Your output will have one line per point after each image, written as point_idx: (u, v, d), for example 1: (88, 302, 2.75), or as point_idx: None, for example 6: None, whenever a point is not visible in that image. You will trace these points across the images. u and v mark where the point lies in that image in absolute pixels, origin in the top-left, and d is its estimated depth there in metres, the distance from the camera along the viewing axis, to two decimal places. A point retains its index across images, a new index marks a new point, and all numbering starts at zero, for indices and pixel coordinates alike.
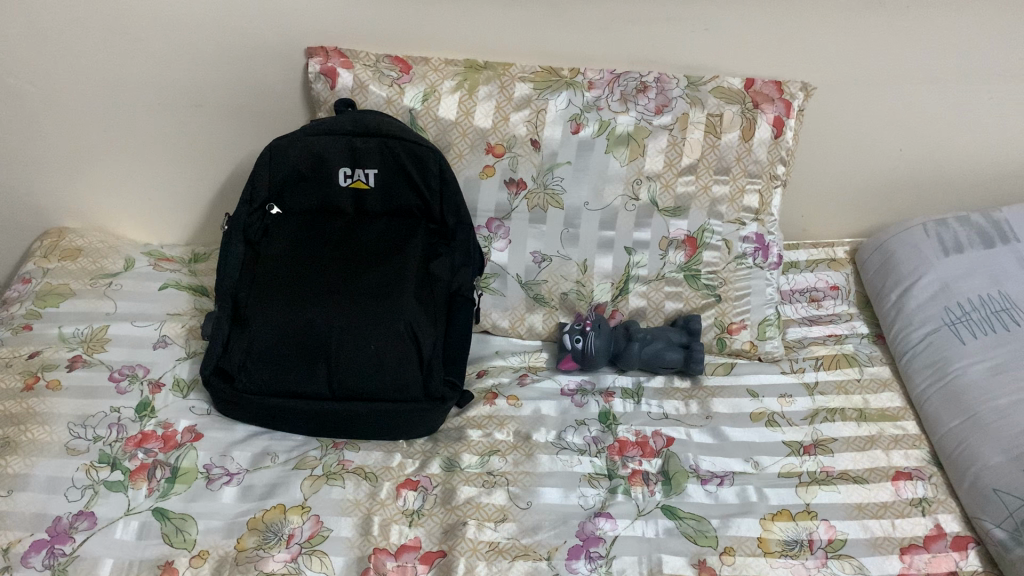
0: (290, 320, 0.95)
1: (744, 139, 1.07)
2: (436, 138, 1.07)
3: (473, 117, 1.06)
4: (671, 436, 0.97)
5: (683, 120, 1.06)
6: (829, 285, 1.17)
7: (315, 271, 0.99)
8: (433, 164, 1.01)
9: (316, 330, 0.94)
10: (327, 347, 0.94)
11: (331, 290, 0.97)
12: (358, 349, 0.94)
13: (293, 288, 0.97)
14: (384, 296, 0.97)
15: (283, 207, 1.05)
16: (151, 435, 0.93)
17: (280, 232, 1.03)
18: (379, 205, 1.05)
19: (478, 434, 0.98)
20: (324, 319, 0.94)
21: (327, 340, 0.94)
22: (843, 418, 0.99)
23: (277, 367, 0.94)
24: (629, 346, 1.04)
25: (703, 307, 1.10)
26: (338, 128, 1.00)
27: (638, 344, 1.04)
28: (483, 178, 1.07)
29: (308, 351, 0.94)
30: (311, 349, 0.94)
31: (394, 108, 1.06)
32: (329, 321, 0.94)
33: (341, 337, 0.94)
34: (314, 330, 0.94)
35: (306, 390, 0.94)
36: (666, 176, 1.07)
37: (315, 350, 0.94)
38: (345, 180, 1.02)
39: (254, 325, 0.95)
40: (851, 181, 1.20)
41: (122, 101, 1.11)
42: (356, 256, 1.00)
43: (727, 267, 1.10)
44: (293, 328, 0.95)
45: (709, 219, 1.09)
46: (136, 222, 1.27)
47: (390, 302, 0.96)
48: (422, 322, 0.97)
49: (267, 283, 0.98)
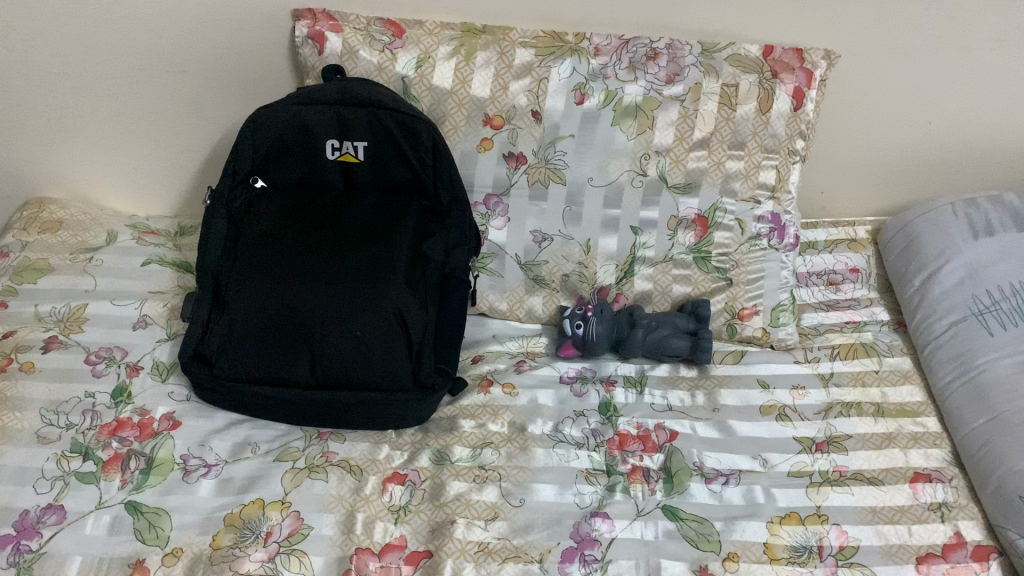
0: (272, 305, 0.89)
1: (761, 112, 1.00)
2: (430, 108, 1.00)
3: (470, 86, 0.99)
4: (674, 430, 0.92)
5: (696, 90, 0.99)
6: (849, 268, 1.09)
7: (300, 251, 0.93)
8: (425, 138, 0.95)
9: (298, 315, 0.89)
10: (311, 334, 0.88)
11: (316, 273, 0.91)
12: (344, 336, 0.88)
13: (276, 270, 0.92)
14: (372, 279, 0.91)
15: (268, 180, 0.99)
16: (127, 422, 0.89)
17: (265, 208, 0.97)
18: (369, 180, 0.98)
19: (470, 425, 0.92)
20: (307, 303, 0.89)
21: (310, 327, 0.88)
22: (859, 413, 0.93)
23: (258, 355, 0.89)
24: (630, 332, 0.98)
25: (713, 291, 1.02)
26: (324, 97, 0.94)
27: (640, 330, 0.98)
28: (480, 152, 1.01)
29: (290, 335, 0.89)
30: (293, 334, 0.89)
31: (385, 75, 0.99)
32: (313, 306, 0.89)
33: (326, 323, 0.88)
34: (297, 315, 0.89)
35: (289, 378, 0.89)
36: (676, 150, 1.00)
37: (298, 337, 0.89)
38: (333, 153, 0.96)
39: (234, 310, 0.90)
40: (875, 157, 1.12)
41: (101, 66, 1.05)
42: (344, 235, 0.95)
43: (740, 249, 1.02)
44: (274, 311, 0.89)
45: (721, 196, 1.02)
46: (121, 193, 1.22)
47: (379, 285, 0.91)
48: (412, 306, 0.92)
49: (249, 264, 0.93)
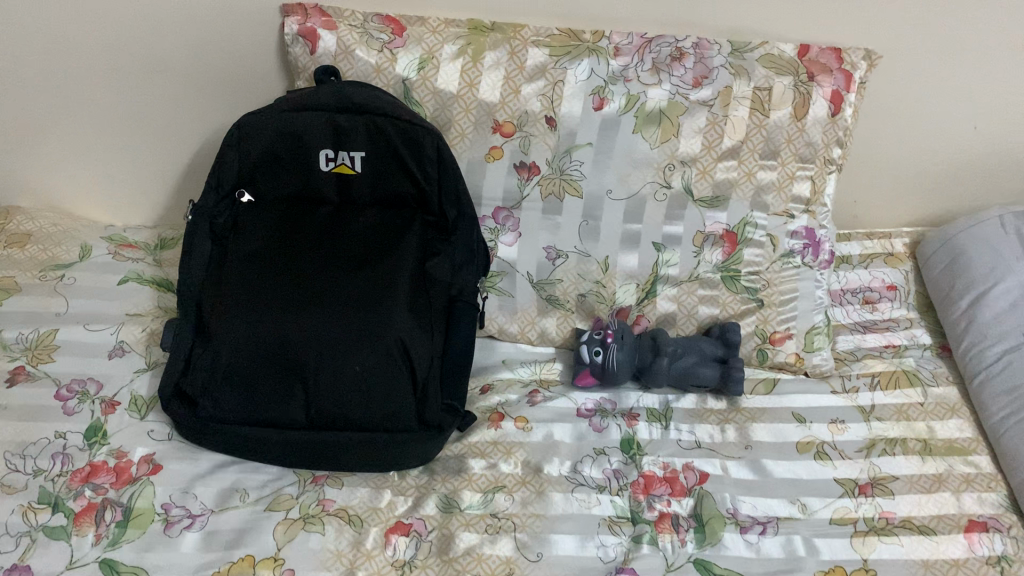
0: (261, 335, 0.80)
1: (796, 118, 0.91)
2: (434, 114, 0.91)
3: (477, 89, 0.90)
4: (704, 471, 0.84)
5: (726, 94, 0.90)
6: (885, 285, 1.02)
7: (292, 274, 0.84)
8: (429, 147, 0.86)
9: (291, 347, 0.80)
10: (305, 368, 0.80)
11: (310, 298, 0.82)
12: (342, 370, 0.80)
13: (265, 295, 0.83)
14: (372, 305, 0.82)
15: (255, 193, 0.90)
16: (101, 466, 0.80)
17: (253, 225, 0.88)
18: (367, 193, 0.90)
19: (481, 466, 0.84)
20: (300, 333, 0.80)
21: (304, 359, 0.80)
22: (904, 452, 0.85)
23: (246, 391, 0.80)
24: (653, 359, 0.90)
25: (743, 314, 0.94)
26: (317, 102, 0.85)
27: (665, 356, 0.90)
28: (489, 162, 0.92)
29: (283, 370, 0.80)
30: (286, 369, 0.80)
31: (384, 77, 0.90)
32: (307, 336, 0.80)
33: (321, 355, 0.80)
34: (289, 347, 0.80)
35: (281, 417, 0.80)
36: (704, 160, 0.92)
37: (291, 371, 0.80)
38: (326, 163, 0.87)
39: (219, 341, 0.81)
40: (914, 164, 1.03)
41: (70, 64, 0.95)
42: (340, 256, 0.86)
43: (772, 267, 0.94)
44: (264, 343, 0.80)
45: (752, 210, 0.93)
46: (97, 201, 1.12)
47: (381, 312, 0.82)
48: (417, 335, 0.83)
49: (235, 288, 0.84)
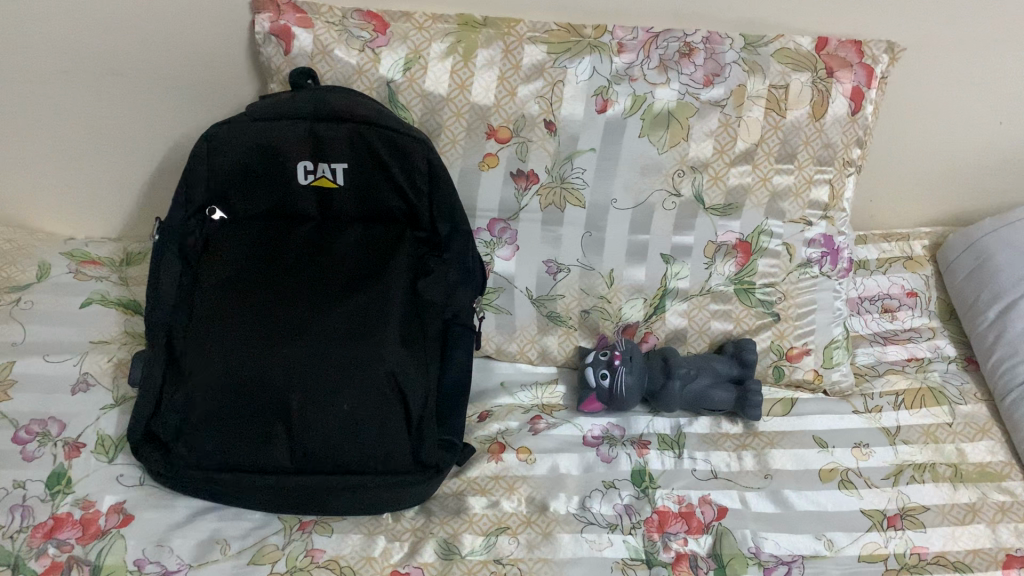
0: (239, 373, 0.73)
1: (815, 117, 0.84)
2: (422, 119, 0.84)
3: (469, 91, 0.82)
4: (722, 505, 0.78)
5: (740, 94, 0.83)
6: (905, 291, 0.96)
7: (271, 303, 0.77)
8: (418, 159, 0.79)
9: (272, 385, 0.73)
10: (288, 407, 0.73)
11: (292, 330, 0.75)
12: (329, 409, 0.73)
13: (242, 327, 0.76)
14: (360, 336, 0.75)
15: (228, 210, 0.82)
16: (66, 519, 0.73)
17: (226, 246, 0.80)
18: (351, 208, 0.82)
19: (482, 504, 0.78)
20: (282, 370, 0.73)
21: (287, 399, 0.73)
22: (934, 478, 0.80)
23: (224, 434, 0.73)
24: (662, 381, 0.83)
25: (757, 329, 0.88)
26: (294, 110, 0.77)
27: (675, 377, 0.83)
28: (483, 170, 0.85)
29: (265, 411, 0.73)
30: (268, 410, 0.73)
31: (367, 80, 0.82)
32: (290, 373, 0.73)
33: (306, 393, 0.73)
34: (270, 385, 0.73)
35: (263, 462, 0.73)
36: (716, 165, 0.85)
37: (272, 411, 0.73)
38: (306, 177, 0.80)
39: (192, 379, 0.74)
40: (935, 161, 0.97)
41: (18, 66, 0.86)
42: (324, 281, 0.78)
43: (788, 278, 0.88)
44: (243, 381, 0.73)
45: (767, 218, 0.87)
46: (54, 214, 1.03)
47: (370, 344, 0.75)
48: (410, 368, 0.77)
49: (208, 319, 0.76)
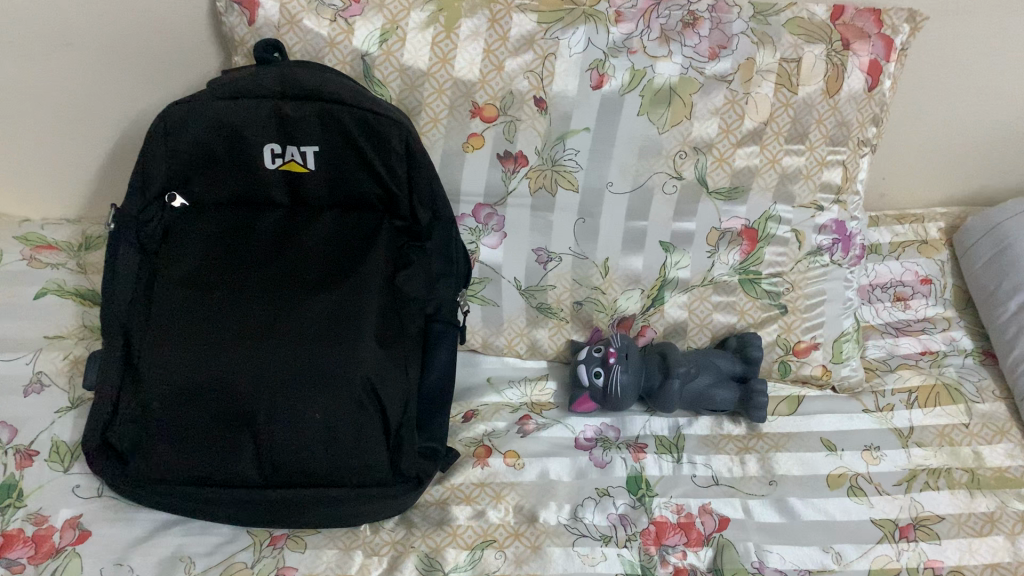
0: (200, 379, 0.67)
1: (828, 94, 0.78)
2: (401, 96, 0.76)
3: (452, 65, 0.75)
4: (723, 516, 0.73)
5: (748, 68, 0.76)
6: (918, 278, 0.90)
7: (236, 301, 0.71)
8: (396, 142, 0.72)
9: (237, 393, 0.67)
10: (254, 417, 0.67)
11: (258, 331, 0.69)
12: (299, 419, 0.67)
13: (203, 326, 0.69)
14: (333, 338, 0.69)
15: (190, 197, 0.75)
16: (17, 536, 0.67)
17: (188, 238, 0.74)
18: (324, 195, 0.76)
19: (466, 515, 0.72)
20: (247, 375, 0.67)
21: (252, 408, 0.67)
22: (949, 485, 0.74)
23: (186, 444, 0.67)
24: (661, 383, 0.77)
25: (762, 323, 0.82)
26: (258, 89, 0.70)
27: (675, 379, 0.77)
28: (468, 152, 0.78)
29: (230, 420, 0.67)
30: (233, 418, 0.67)
31: (339, 53, 0.74)
32: (255, 379, 0.67)
33: (274, 402, 0.67)
34: (235, 393, 0.67)
35: (229, 474, 0.68)
36: (720, 145, 0.78)
37: (238, 421, 0.67)
38: (273, 161, 0.73)
39: (149, 384, 0.68)
40: (954, 138, 0.90)
41: None
42: (293, 275, 0.72)
43: (796, 267, 0.82)
44: (205, 386, 0.67)
45: (775, 203, 0.80)
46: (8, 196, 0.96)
47: (344, 347, 0.69)
48: (387, 372, 0.71)
49: (166, 317, 0.70)
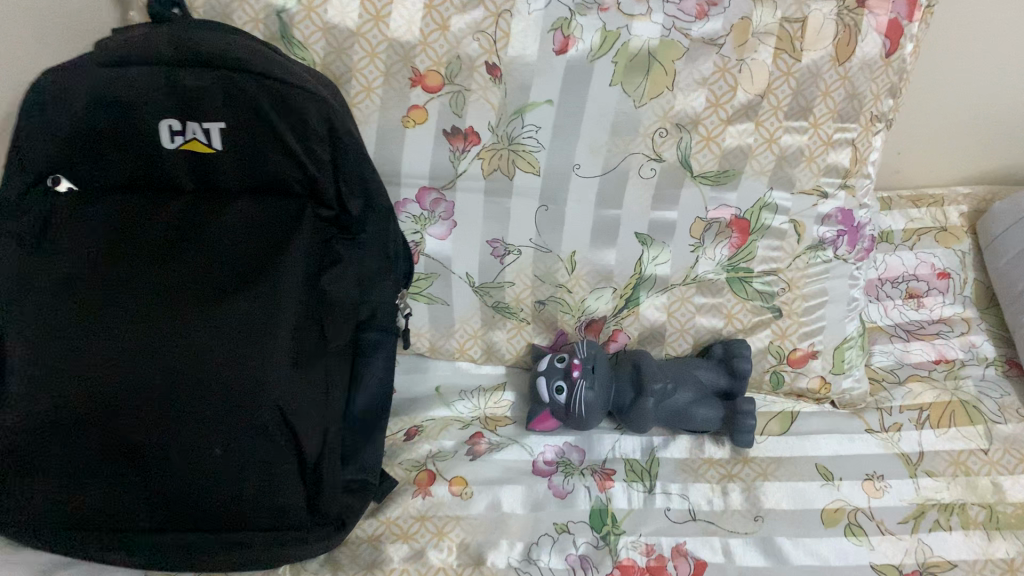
0: (76, 407, 0.56)
1: (838, 61, 0.65)
2: (326, 60, 0.64)
3: (387, 24, 0.62)
4: (699, 559, 0.62)
5: (743, 29, 0.63)
6: (935, 271, 0.78)
7: (123, 312, 0.58)
8: (315, 122, 0.60)
9: (119, 423, 0.56)
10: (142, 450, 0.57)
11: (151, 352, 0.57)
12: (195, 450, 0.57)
13: (81, 344, 0.57)
14: (239, 358, 0.58)
15: (73, 179, 0.61)
16: None
17: (69, 231, 0.60)
18: (235, 179, 0.63)
19: (402, 555, 0.62)
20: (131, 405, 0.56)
21: (143, 441, 0.57)
22: (963, 525, 0.64)
23: (65, 480, 0.57)
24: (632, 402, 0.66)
25: (753, 328, 0.71)
26: (151, 53, 0.58)
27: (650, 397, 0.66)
28: (408, 127, 0.66)
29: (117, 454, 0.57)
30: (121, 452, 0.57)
31: (250, 8, 0.62)
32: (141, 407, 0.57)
33: (166, 434, 0.57)
34: (121, 423, 0.56)
35: (118, 515, 0.58)
36: (708, 121, 0.65)
37: (121, 454, 0.57)
38: (172, 139, 0.60)
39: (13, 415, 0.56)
40: (984, 112, 0.77)
41: None
42: (195, 279, 0.60)
43: (794, 263, 0.70)
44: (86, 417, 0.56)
45: (771, 189, 0.68)
46: None
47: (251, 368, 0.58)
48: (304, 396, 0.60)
49: (35, 333, 0.57)
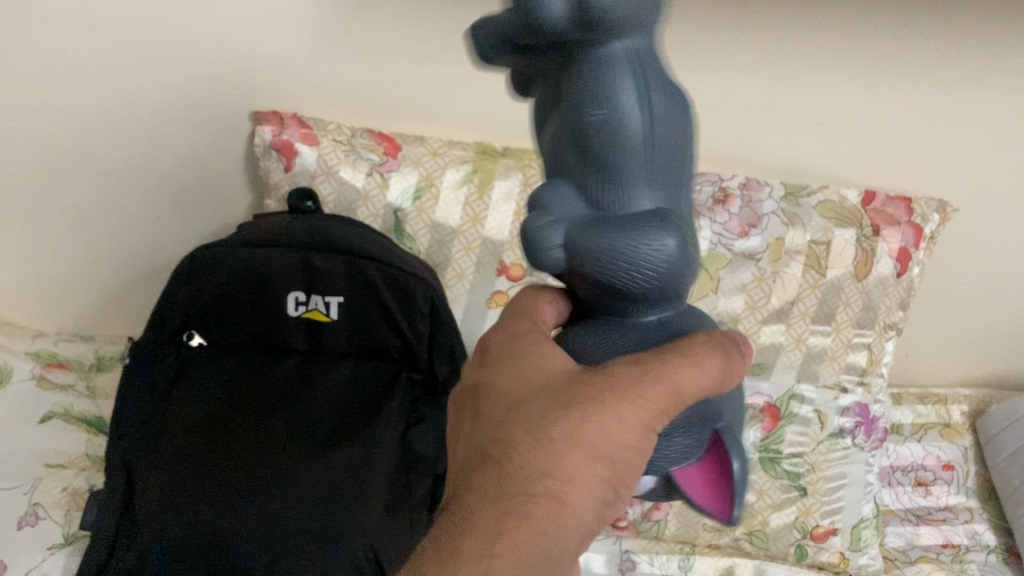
0: (244, 438, 0.69)
1: (857, 277, 0.77)
2: (429, 250, 0.78)
3: (483, 224, 0.77)
4: None
5: (777, 247, 0.77)
6: (940, 463, 0.88)
7: (285, 415, 0.71)
8: (443, 340, 0.72)
9: (272, 458, 0.69)
10: (206, 548, 0.66)
11: (287, 441, 0.69)
12: (250, 540, 0.66)
13: (245, 423, 0.70)
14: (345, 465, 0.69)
15: (240, 325, 0.74)
16: None
17: (224, 366, 0.73)
18: (368, 339, 0.73)
19: None
20: (265, 460, 0.68)
21: (273, 469, 0.68)
22: None
23: (211, 465, 0.68)
24: (655, 279, 0.33)
25: (780, 504, 0.79)
26: (342, 241, 0.71)
27: (555, 239, 0.33)
28: (491, 307, 0.78)
29: (244, 467, 0.68)
30: (257, 464, 0.68)
31: (372, 206, 0.76)
32: (258, 475, 0.68)
33: (283, 485, 0.67)
34: (259, 464, 0.68)
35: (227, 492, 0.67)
36: (747, 322, 0.78)
37: (256, 470, 0.68)
38: (295, 308, 0.72)
39: (192, 418, 0.71)
40: (980, 322, 0.90)
41: (12, 175, 0.80)
42: (333, 407, 0.71)
43: (818, 449, 0.80)
44: (246, 452, 0.69)
45: (800, 381, 0.80)
46: (19, 309, 0.95)
47: (346, 466, 0.69)
48: (326, 476, 0.68)
49: (209, 408, 0.71)
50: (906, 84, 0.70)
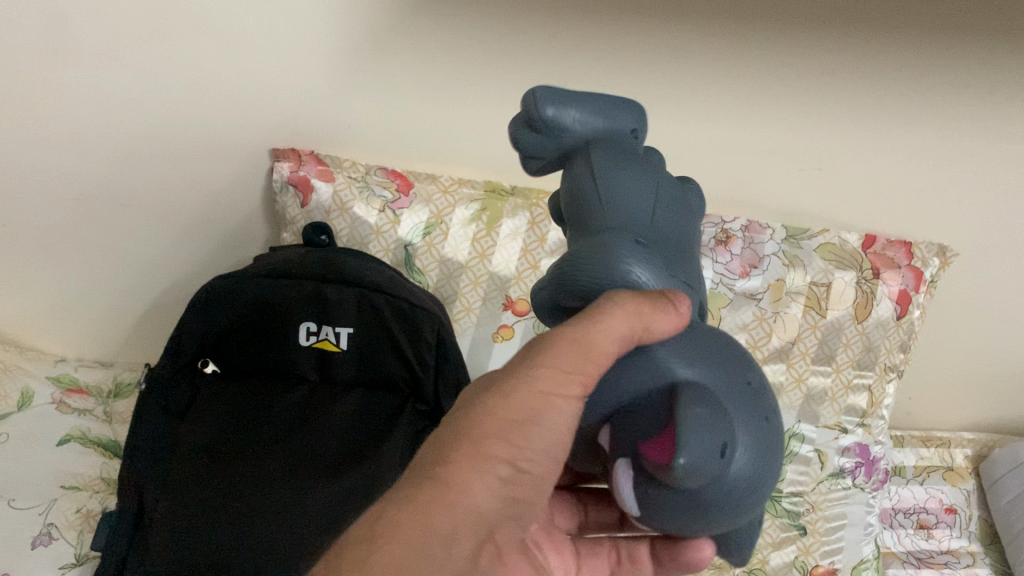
0: (249, 458, 0.71)
1: (856, 319, 0.79)
2: (438, 283, 0.81)
3: (489, 261, 0.80)
4: None
5: (778, 288, 0.79)
6: (942, 506, 0.88)
7: (291, 440, 0.72)
8: (450, 376, 0.74)
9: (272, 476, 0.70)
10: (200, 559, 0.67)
11: (291, 463, 0.71)
12: (244, 549, 0.67)
13: (251, 445, 0.72)
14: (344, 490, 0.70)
15: (254, 353, 0.76)
16: None
17: (235, 396, 0.76)
18: (375, 370, 0.75)
19: None
20: (267, 480, 0.70)
21: (273, 487, 0.69)
22: None
23: (215, 481, 0.70)
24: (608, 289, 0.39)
25: (780, 544, 0.80)
26: (353, 272, 0.74)
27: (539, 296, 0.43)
28: (496, 341, 0.81)
29: (244, 482, 0.70)
30: (258, 481, 0.70)
31: (383, 241, 0.79)
32: (258, 491, 0.69)
33: (280, 502, 0.69)
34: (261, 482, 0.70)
35: (225, 505, 0.69)
36: None
37: (256, 486, 0.70)
38: (307, 338, 0.75)
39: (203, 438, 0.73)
40: (982, 366, 0.91)
41: (41, 208, 0.84)
42: (338, 435, 0.73)
43: (817, 488, 0.81)
44: (250, 469, 0.71)
45: (800, 421, 0.81)
46: (42, 335, 0.98)
47: (344, 491, 0.70)
48: (329, 500, 0.69)
49: (218, 430, 0.74)
50: (907, 133, 0.71)
